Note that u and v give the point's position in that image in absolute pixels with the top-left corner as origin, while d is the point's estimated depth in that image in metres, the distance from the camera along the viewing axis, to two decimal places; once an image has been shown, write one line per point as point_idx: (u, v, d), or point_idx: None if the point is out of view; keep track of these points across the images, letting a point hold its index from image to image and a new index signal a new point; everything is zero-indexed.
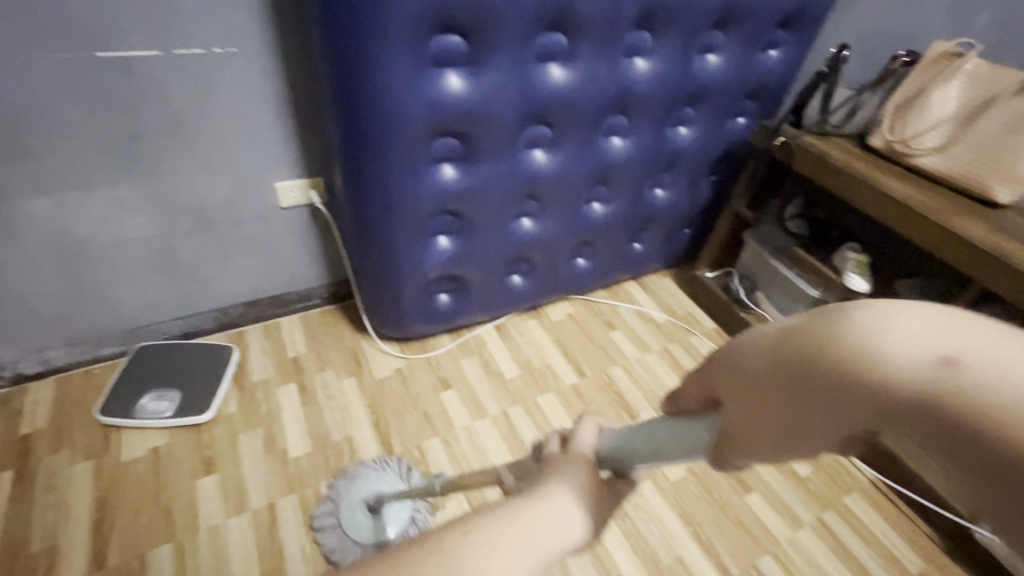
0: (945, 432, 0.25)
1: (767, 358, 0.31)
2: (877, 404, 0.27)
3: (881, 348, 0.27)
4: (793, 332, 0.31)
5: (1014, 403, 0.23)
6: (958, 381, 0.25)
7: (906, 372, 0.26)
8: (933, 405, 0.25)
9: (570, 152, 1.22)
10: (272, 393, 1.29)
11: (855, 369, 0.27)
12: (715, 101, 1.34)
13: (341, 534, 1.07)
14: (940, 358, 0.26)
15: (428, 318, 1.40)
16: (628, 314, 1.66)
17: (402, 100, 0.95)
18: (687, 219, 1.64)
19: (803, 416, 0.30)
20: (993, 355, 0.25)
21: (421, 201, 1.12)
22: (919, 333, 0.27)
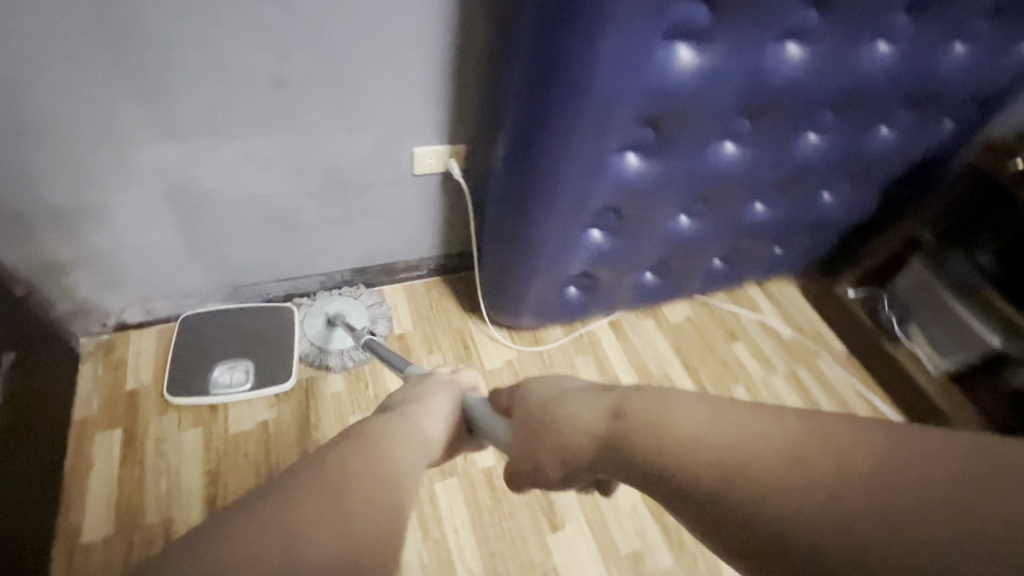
0: (624, 454, 0.48)
1: (545, 407, 0.58)
2: (583, 440, 0.52)
3: (573, 413, 0.54)
4: (544, 405, 0.58)
5: (645, 429, 0.47)
6: (621, 427, 0.49)
7: (598, 414, 0.52)
8: (613, 440, 0.49)
9: (764, 151, 1.02)
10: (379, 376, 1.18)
11: (580, 410, 0.54)
12: (939, 102, 1.08)
13: (297, 329, 1.18)
14: (614, 410, 0.51)
15: (550, 312, 1.26)
16: (751, 325, 1.49)
17: (614, 77, 0.78)
18: (844, 229, 1.38)
19: (555, 440, 0.55)
20: (638, 405, 0.50)
21: (593, 195, 0.96)
22: (607, 399, 0.53)
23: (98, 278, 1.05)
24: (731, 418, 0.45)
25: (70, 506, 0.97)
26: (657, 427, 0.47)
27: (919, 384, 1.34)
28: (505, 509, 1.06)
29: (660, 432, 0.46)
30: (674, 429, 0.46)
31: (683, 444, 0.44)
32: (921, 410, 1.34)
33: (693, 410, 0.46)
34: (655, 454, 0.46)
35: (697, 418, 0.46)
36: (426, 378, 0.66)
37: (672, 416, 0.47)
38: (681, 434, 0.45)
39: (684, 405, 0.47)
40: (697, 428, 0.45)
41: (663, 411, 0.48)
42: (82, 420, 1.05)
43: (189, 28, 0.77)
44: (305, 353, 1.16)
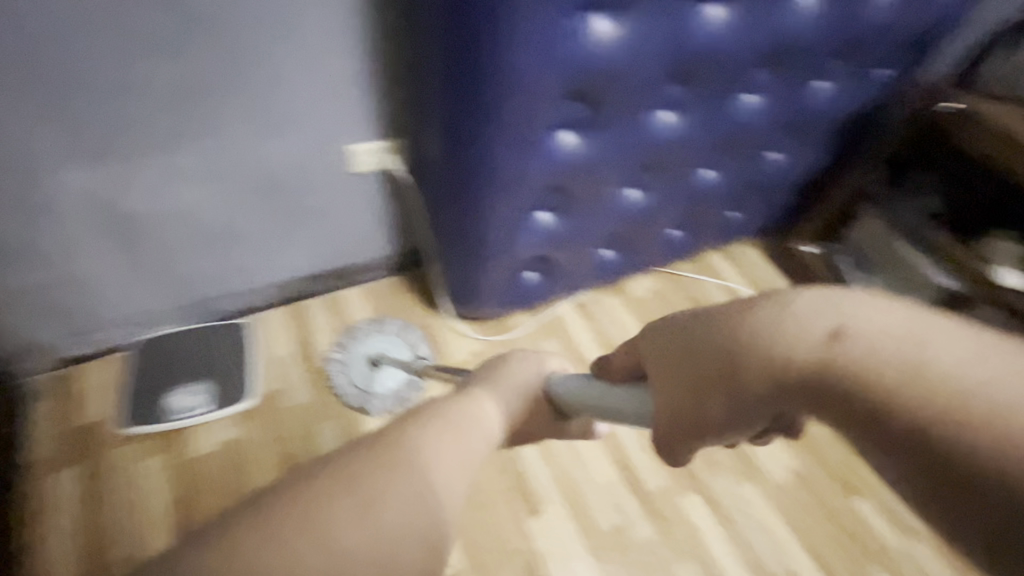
0: (844, 389, 0.32)
1: (703, 333, 0.39)
2: (782, 371, 0.34)
3: (783, 331, 0.35)
4: (708, 317, 0.39)
5: (891, 362, 0.31)
6: (842, 351, 0.32)
7: (807, 338, 0.34)
8: (827, 371, 0.33)
9: (700, 115, 1.02)
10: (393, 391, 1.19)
11: (771, 338, 0.35)
12: (869, 51, 1.09)
13: (342, 373, 1.17)
14: (833, 327, 0.33)
15: (511, 299, 1.26)
16: (715, 291, 1.50)
17: (534, 52, 0.76)
18: (795, 186, 1.38)
19: (724, 381, 0.37)
20: (884, 328, 0.32)
21: (533, 175, 0.95)
22: (816, 310, 0.35)
23: (30, 316, 1.01)
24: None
25: (32, 551, 0.94)
26: (909, 360, 0.31)
27: None
28: (482, 501, 1.06)
29: (910, 367, 0.30)
30: (936, 366, 0.30)
31: (946, 389, 0.29)
32: None
33: (969, 350, 0.30)
34: (895, 398, 0.30)
35: (969, 354, 0.30)
36: (504, 355, 0.61)
37: (934, 348, 0.31)
38: (948, 371, 0.30)
39: (951, 336, 0.31)
40: (966, 367, 0.29)
41: (920, 340, 0.31)
42: (36, 462, 1.02)
43: (83, 43, 0.74)
44: (347, 397, 1.15)
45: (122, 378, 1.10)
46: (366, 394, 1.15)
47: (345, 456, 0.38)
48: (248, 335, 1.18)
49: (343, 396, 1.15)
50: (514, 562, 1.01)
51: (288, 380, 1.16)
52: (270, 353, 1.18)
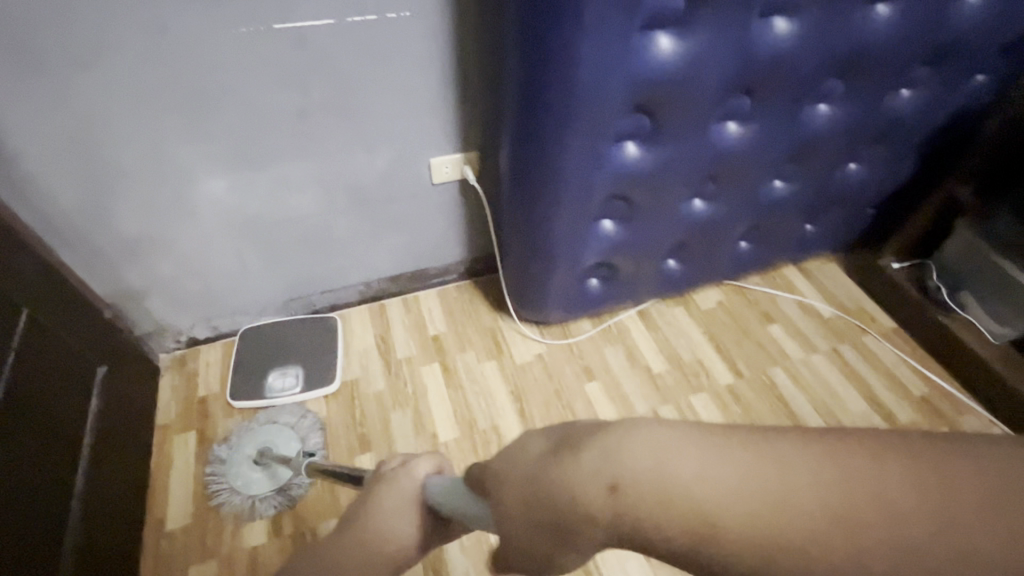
0: (648, 540, 0.32)
1: (520, 475, 0.39)
2: (590, 526, 0.34)
3: (568, 486, 0.35)
4: (530, 467, 0.39)
5: (661, 504, 0.31)
6: (620, 502, 0.33)
7: (586, 497, 0.34)
8: (625, 527, 0.33)
9: (770, 126, 1.02)
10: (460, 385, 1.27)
11: (561, 494, 0.35)
12: (962, 56, 1.04)
13: (228, 486, 1.11)
14: (609, 481, 0.33)
15: (574, 305, 1.30)
16: (789, 306, 1.45)
17: (601, 68, 0.82)
18: (880, 198, 1.33)
19: (555, 529, 0.36)
20: (646, 470, 0.32)
21: (597, 184, 1.00)
22: (596, 463, 0.35)
23: (167, 301, 1.20)
24: (774, 471, 0.30)
25: (155, 500, 1.11)
26: (673, 499, 0.31)
27: (975, 351, 1.27)
28: None
29: (680, 507, 0.31)
30: (699, 504, 0.30)
31: (719, 516, 0.30)
32: (986, 380, 1.26)
33: (773, 482, 0.30)
34: (675, 537, 0.31)
35: (724, 477, 0.31)
36: (394, 470, 0.59)
37: (687, 477, 0.31)
38: (711, 502, 0.30)
39: (701, 460, 0.32)
40: (728, 480, 0.31)
41: (676, 465, 0.32)
42: (162, 425, 1.20)
43: (227, 73, 0.89)
44: (242, 507, 1.08)
45: (232, 359, 1.28)
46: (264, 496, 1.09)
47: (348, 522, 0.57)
48: (336, 326, 1.32)
49: (230, 509, 1.09)
50: None
51: (368, 369, 1.29)
52: (354, 345, 1.32)
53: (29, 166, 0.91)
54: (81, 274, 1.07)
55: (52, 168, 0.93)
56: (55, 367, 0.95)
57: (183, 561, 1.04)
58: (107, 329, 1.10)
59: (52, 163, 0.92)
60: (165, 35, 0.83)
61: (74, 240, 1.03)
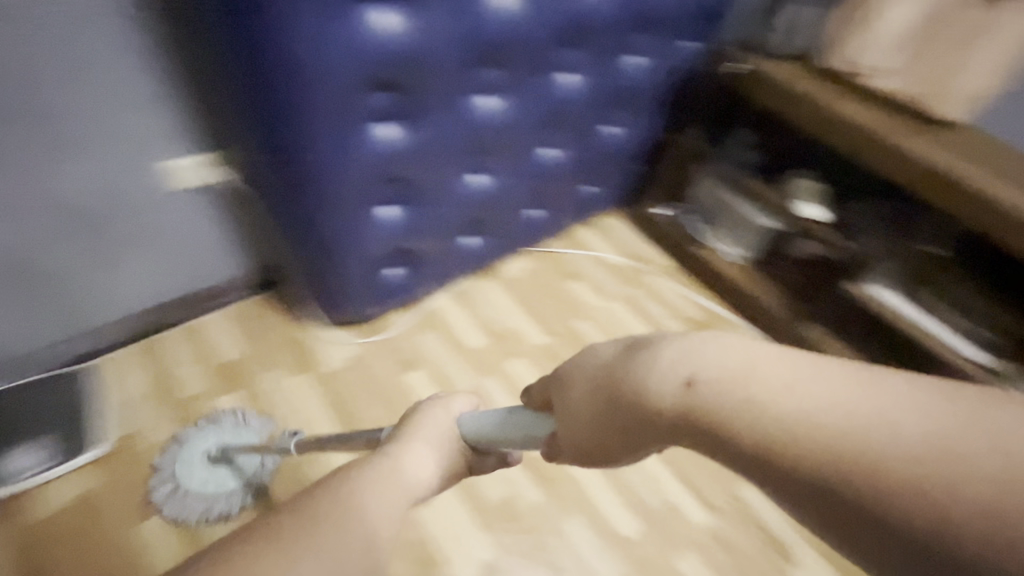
0: (702, 432, 0.31)
1: (593, 377, 0.38)
2: (650, 419, 0.34)
3: (643, 378, 0.34)
4: (602, 370, 0.38)
5: (737, 394, 0.30)
6: (690, 400, 0.32)
7: (660, 391, 0.33)
8: (687, 421, 0.32)
9: (521, 96, 1.07)
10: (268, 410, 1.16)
11: (632, 386, 0.35)
12: (665, 25, 1.20)
13: (183, 495, 1.02)
14: (687, 377, 0.33)
15: (380, 298, 1.26)
16: (585, 262, 1.58)
17: (321, 46, 0.77)
18: (638, 155, 1.50)
19: (618, 422, 0.36)
20: (730, 364, 0.31)
21: (361, 169, 0.96)
22: (674, 358, 0.34)
23: None
24: (879, 381, 0.28)
25: None
26: (754, 395, 0.30)
27: (725, 273, 1.51)
28: None
29: (758, 401, 0.29)
30: (781, 398, 0.29)
31: (798, 409, 0.28)
32: (735, 294, 1.51)
33: (829, 384, 0.28)
34: (741, 428, 0.29)
35: (819, 379, 0.29)
36: (416, 407, 0.57)
37: (766, 371, 0.30)
38: (792, 396, 0.28)
39: (797, 363, 0.30)
40: (789, 376, 0.29)
41: (770, 366, 0.30)
42: None
43: None
44: (183, 517, 1.01)
45: None
46: (229, 491, 1.04)
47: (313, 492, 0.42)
48: (93, 380, 1.12)
49: (183, 519, 1.01)
50: (407, 554, 1.02)
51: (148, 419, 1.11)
52: (125, 395, 1.12)
53: None
54: None
55: None
56: None
57: None
58: None
59: None
60: None
61: None
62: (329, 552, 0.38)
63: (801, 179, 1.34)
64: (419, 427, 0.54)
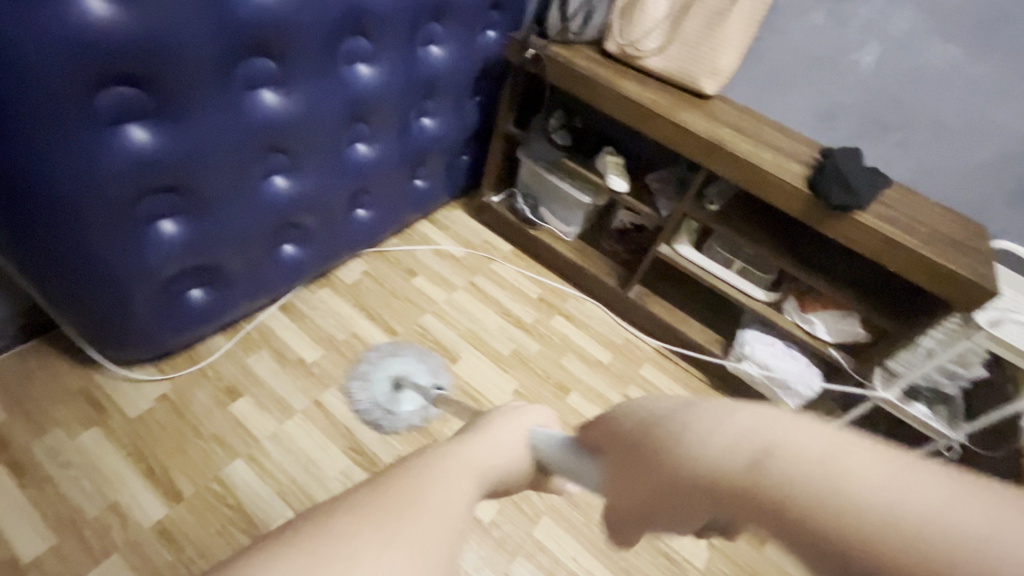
0: (766, 510, 0.28)
1: (641, 432, 0.36)
2: (702, 485, 0.31)
3: (698, 441, 0.32)
4: (648, 423, 0.35)
5: (817, 482, 0.27)
6: (767, 476, 0.29)
7: (733, 456, 0.30)
8: (748, 493, 0.29)
9: (311, 90, 1.01)
10: (49, 478, 0.97)
11: (683, 445, 0.32)
12: (459, 14, 1.21)
13: (372, 397, 1.20)
14: (758, 453, 0.30)
15: (183, 325, 1.11)
16: (426, 256, 1.56)
17: (17, 37, 0.65)
18: (462, 144, 1.52)
19: (666, 474, 0.33)
20: (805, 445, 0.29)
21: (113, 180, 0.83)
22: (746, 424, 0.31)
23: None
24: (963, 493, 0.26)
25: None
26: (841, 484, 0.27)
27: (558, 251, 1.59)
28: (192, 550, 0.96)
29: (846, 493, 0.27)
30: (863, 492, 0.27)
31: (877, 511, 0.26)
32: (569, 270, 1.60)
33: (921, 482, 0.27)
34: (818, 520, 0.27)
35: (895, 474, 0.27)
36: (501, 406, 0.51)
37: (849, 462, 0.28)
38: (877, 495, 0.26)
39: (873, 459, 0.28)
40: (878, 471, 0.27)
41: (851, 460, 0.28)
42: None
43: None
44: (375, 418, 1.18)
45: None
46: (395, 417, 1.18)
47: (381, 480, 0.37)
48: None
49: (366, 414, 1.18)
50: None
51: None
52: None
53: None
54: None
55: None
56: None
57: None
58: None
59: None
60: None
61: None
62: (410, 540, 0.34)
63: (606, 154, 1.44)
64: (495, 424, 0.48)
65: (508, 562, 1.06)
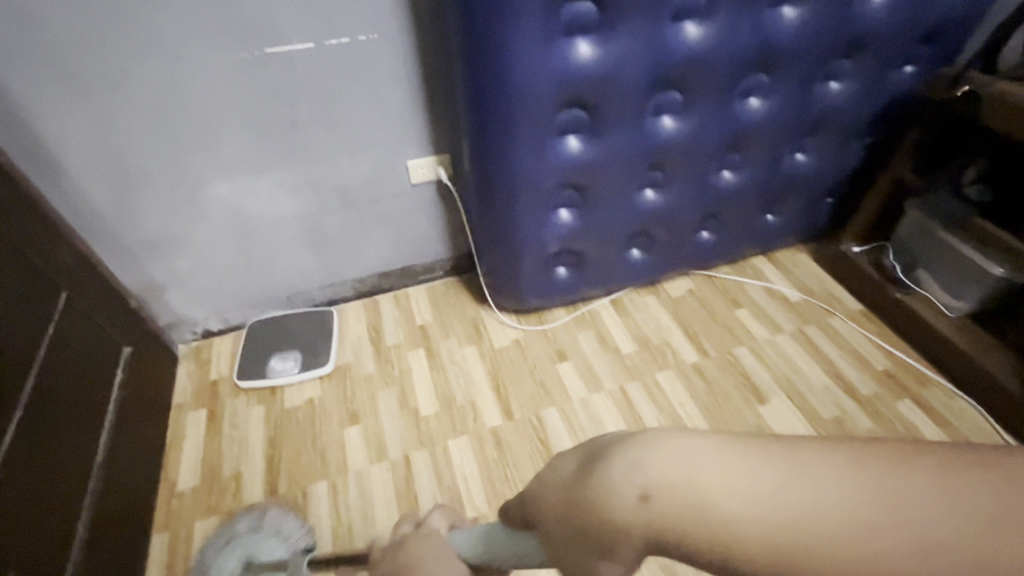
0: (698, 552, 0.31)
1: (552, 503, 0.38)
2: (624, 540, 0.33)
3: (600, 506, 0.33)
4: (562, 492, 0.37)
5: (708, 521, 0.30)
6: (655, 514, 0.31)
7: (618, 507, 0.33)
8: (663, 536, 0.32)
9: (702, 119, 1.14)
10: (443, 368, 1.40)
11: (591, 514, 0.34)
12: (880, 48, 1.14)
13: None
14: (641, 491, 0.32)
15: (545, 293, 1.41)
16: (756, 292, 1.52)
17: (532, 72, 0.97)
18: (834, 185, 1.42)
19: (591, 536, 0.35)
20: (678, 473, 0.32)
21: (546, 174, 1.13)
22: (626, 470, 0.33)
23: (186, 294, 1.39)
24: (844, 481, 0.28)
25: (171, 466, 1.26)
26: (704, 508, 0.30)
27: (930, 325, 1.31)
28: (510, 458, 1.23)
29: (708, 514, 0.30)
30: (724, 511, 0.30)
31: (736, 521, 0.29)
32: (942, 352, 1.30)
33: (819, 487, 0.29)
34: (701, 540, 0.30)
35: (791, 492, 0.29)
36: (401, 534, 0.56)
37: (737, 492, 0.30)
38: (735, 501, 0.30)
39: (763, 481, 0.30)
40: (785, 496, 0.29)
41: (709, 472, 0.31)
42: (178, 405, 1.36)
43: (231, 94, 1.13)
44: None
45: (243, 345, 1.46)
46: None
47: None
48: (332, 319, 1.50)
49: None
50: None
51: (361, 355, 1.44)
52: (348, 335, 1.47)
53: (70, 176, 1.14)
54: (111, 267, 1.28)
55: (92, 177, 1.16)
56: (94, 339, 1.15)
57: (192, 515, 1.18)
58: (133, 316, 1.29)
59: (90, 172, 1.15)
60: (181, 64, 1.07)
61: (108, 238, 1.24)
62: None
63: None
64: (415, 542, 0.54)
65: None
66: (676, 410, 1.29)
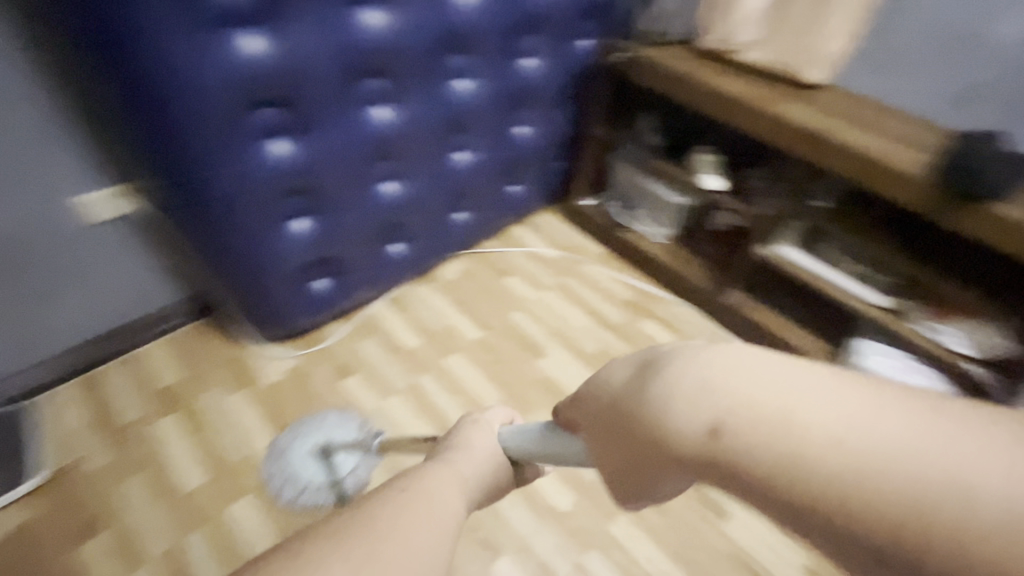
0: (754, 486, 0.29)
1: (609, 406, 0.37)
2: (683, 462, 0.32)
3: (663, 420, 0.32)
4: (616, 399, 0.36)
5: (780, 447, 0.28)
6: (725, 442, 0.30)
7: (686, 431, 0.31)
8: (723, 467, 0.30)
9: (416, 104, 1.15)
10: (207, 428, 1.19)
11: (647, 425, 0.33)
12: (553, 26, 1.29)
13: None
14: (712, 418, 0.31)
15: (310, 310, 1.30)
16: (519, 257, 1.64)
17: (198, 71, 0.84)
18: (556, 150, 1.58)
19: (644, 444, 0.34)
20: (752, 398, 0.30)
21: (260, 184, 1.02)
22: (697, 386, 0.32)
23: None
24: (959, 436, 0.25)
25: None
26: (788, 442, 0.28)
27: (649, 253, 1.59)
28: (307, 500, 1.11)
29: (792, 448, 0.28)
30: (813, 450, 0.27)
31: (817, 458, 0.27)
32: (662, 273, 1.58)
33: (929, 438, 0.26)
34: (767, 476, 0.28)
35: (892, 436, 0.26)
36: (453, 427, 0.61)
37: (824, 425, 0.28)
38: (813, 432, 0.27)
39: (867, 413, 0.27)
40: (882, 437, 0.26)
41: (793, 396, 0.29)
42: None
43: None
44: None
45: None
46: None
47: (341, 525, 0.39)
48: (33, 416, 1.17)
49: None
50: None
51: (88, 447, 1.14)
52: (62, 427, 1.16)
53: None
54: None
55: None
56: None
57: None
58: None
59: None
60: None
61: None
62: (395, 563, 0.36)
63: (699, 154, 1.42)
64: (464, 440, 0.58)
65: (583, 552, 1.07)
66: (469, 390, 1.32)
